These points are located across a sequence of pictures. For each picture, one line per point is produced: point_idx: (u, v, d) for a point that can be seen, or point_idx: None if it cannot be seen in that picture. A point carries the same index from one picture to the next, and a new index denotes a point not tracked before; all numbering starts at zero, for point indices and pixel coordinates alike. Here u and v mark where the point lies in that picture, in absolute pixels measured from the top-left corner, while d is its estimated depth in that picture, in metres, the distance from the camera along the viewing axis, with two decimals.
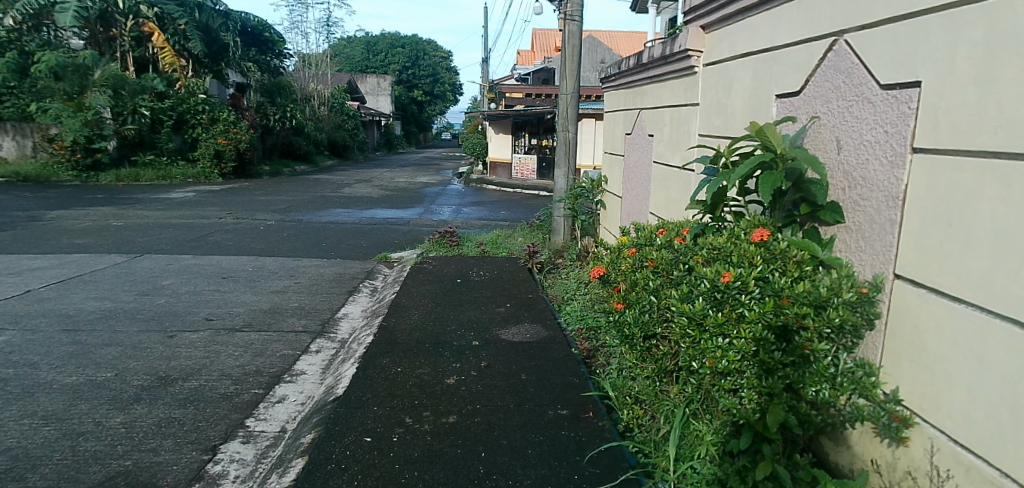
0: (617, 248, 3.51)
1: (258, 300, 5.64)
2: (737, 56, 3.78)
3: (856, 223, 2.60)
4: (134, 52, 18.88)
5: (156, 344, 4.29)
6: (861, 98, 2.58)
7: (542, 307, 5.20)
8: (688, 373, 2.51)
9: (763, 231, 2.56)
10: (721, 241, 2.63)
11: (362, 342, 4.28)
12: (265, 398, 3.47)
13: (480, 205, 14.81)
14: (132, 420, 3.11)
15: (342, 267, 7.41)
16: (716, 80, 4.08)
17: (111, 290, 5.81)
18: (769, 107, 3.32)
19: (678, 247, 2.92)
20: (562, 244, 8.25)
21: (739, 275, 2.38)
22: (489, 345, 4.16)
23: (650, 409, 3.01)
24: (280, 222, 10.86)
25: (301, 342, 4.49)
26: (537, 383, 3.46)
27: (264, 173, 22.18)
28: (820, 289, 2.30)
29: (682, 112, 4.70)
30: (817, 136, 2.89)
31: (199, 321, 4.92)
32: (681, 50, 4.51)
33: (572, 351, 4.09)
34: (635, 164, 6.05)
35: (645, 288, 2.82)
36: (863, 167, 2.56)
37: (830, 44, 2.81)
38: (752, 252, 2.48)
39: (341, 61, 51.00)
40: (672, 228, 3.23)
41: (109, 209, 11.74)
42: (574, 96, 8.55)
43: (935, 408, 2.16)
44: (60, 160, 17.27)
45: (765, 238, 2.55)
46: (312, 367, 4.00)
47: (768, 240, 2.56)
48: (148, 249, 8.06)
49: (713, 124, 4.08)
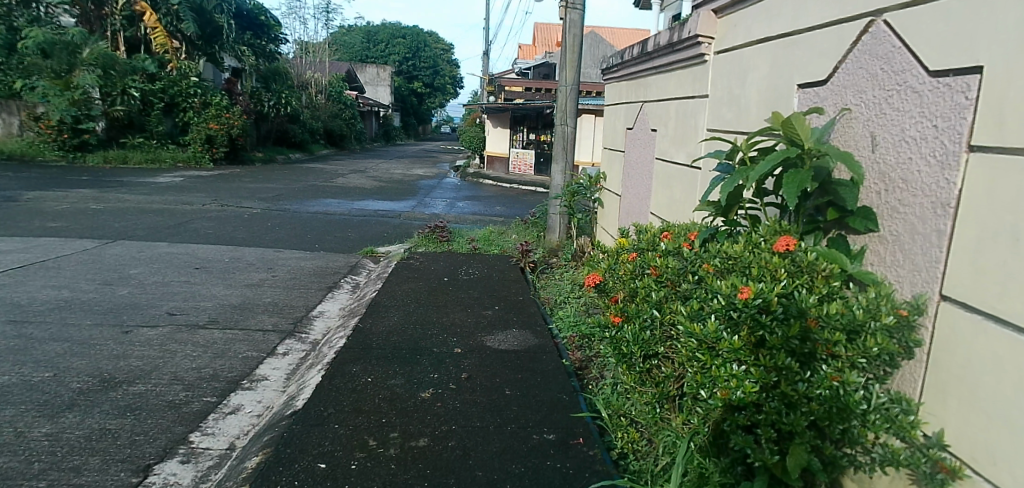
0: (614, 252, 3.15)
1: (229, 294, 5.26)
2: (755, 41, 3.40)
3: (892, 232, 2.24)
4: (126, 31, 18.48)
5: (107, 341, 3.93)
6: (903, 87, 2.22)
7: (533, 310, 4.86)
8: (694, 401, 2.15)
9: (789, 240, 2.17)
10: (738, 249, 2.24)
11: (334, 345, 3.92)
12: (216, 409, 3.10)
13: (475, 199, 14.44)
14: (59, 431, 2.77)
15: (325, 260, 7.04)
16: (729, 70, 3.72)
17: (73, 278, 5.44)
18: (791, 100, 2.95)
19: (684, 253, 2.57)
20: (557, 243, 7.92)
21: (761, 291, 1.99)
22: (472, 353, 3.80)
23: (648, 435, 2.67)
24: (266, 210, 10.48)
25: (267, 343, 4.11)
26: (522, 400, 3.09)
27: (257, 160, 21.77)
28: (855, 310, 1.94)
29: (689, 105, 4.32)
30: (847, 132, 2.53)
31: (161, 315, 4.55)
32: (690, 37, 4.14)
33: (564, 363, 3.77)
34: (636, 161, 5.70)
35: (647, 299, 2.48)
36: (904, 168, 2.20)
37: (866, 25, 2.44)
38: (775, 263, 2.09)
39: (340, 49, 50.41)
40: (678, 232, 2.87)
41: (90, 192, 11.34)
42: (574, 89, 8.16)
43: (991, 460, 1.79)
44: (46, 139, 16.83)
45: (791, 247, 2.15)
46: (276, 372, 3.63)
47: (795, 249, 2.16)
48: (122, 235, 7.69)
49: (724, 118, 3.72)
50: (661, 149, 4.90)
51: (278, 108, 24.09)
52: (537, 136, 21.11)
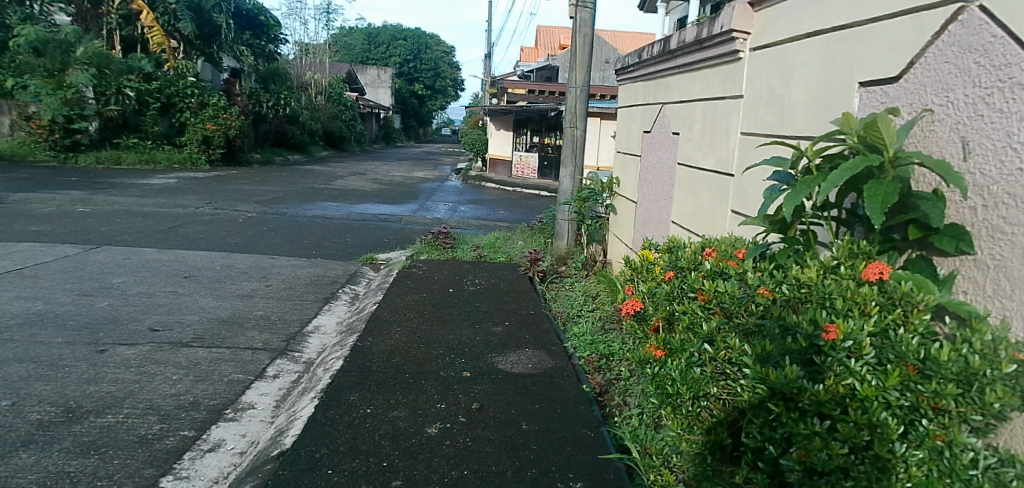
0: (650, 273, 2.80)
1: (217, 307, 4.90)
2: (802, 35, 3.04)
3: (994, 255, 1.88)
4: (122, 30, 18.29)
5: (78, 362, 3.56)
6: (1009, 83, 1.85)
7: (546, 327, 4.48)
8: (758, 459, 1.75)
9: (879, 267, 1.80)
10: (813, 274, 1.88)
11: (329, 368, 3.55)
12: (193, 445, 2.72)
13: (478, 203, 14.07)
14: (9, 475, 2.40)
15: (323, 268, 6.66)
16: (770, 67, 3.36)
17: (50, 288, 5.07)
18: (851, 99, 2.59)
19: (739, 275, 2.22)
20: (565, 250, 7.59)
21: (849, 331, 1.64)
22: (483, 377, 3.42)
23: (683, 474, 2.24)
24: (262, 214, 10.11)
25: (256, 364, 3.73)
26: (541, 437, 2.72)
27: (254, 161, 21.42)
28: (970, 355, 1.55)
29: (720, 107, 3.97)
30: (930, 137, 2.16)
31: (141, 332, 4.18)
32: (723, 31, 3.78)
33: (584, 388, 3.40)
34: (654, 166, 5.34)
35: (698, 333, 2.12)
36: (1011, 181, 1.84)
37: (953, 13, 2.08)
38: (864, 295, 1.73)
39: (340, 51, 50.05)
40: (723, 249, 2.53)
41: (80, 194, 10.96)
42: (585, 89, 7.80)
43: None
44: (37, 139, 16.44)
45: (885, 275, 1.78)
46: (264, 399, 3.26)
47: (887, 279, 1.79)
48: (109, 240, 7.32)
49: (763, 120, 3.35)
50: (685, 153, 4.55)
51: (277, 109, 23.75)
52: (540, 139, 20.73)
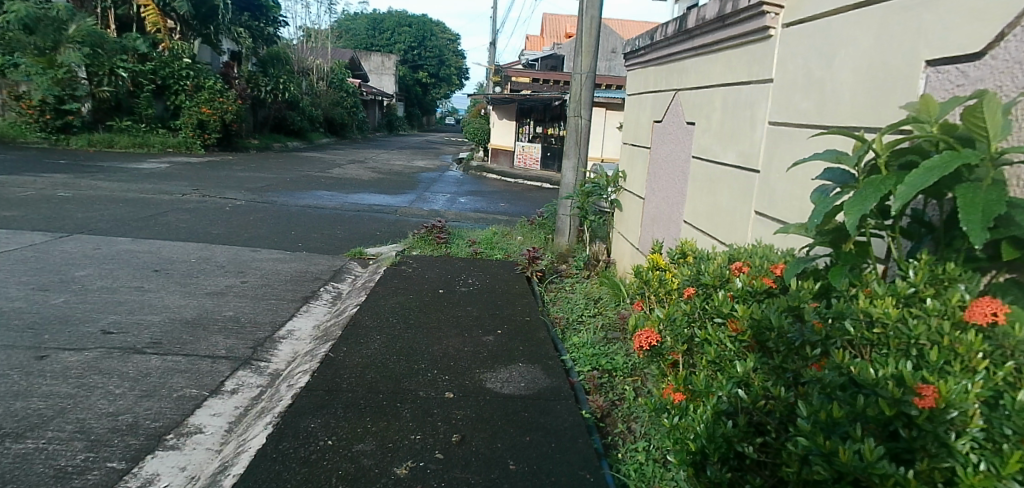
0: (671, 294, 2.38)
1: (183, 306, 4.46)
2: (848, 7, 2.60)
3: None
4: (117, 9, 17.79)
5: (9, 372, 3.14)
6: None
7: (542, 336, 4.07)
8: None
9: (992, 306, 1.32)
10: (891, 309, 1.43)
11: (294, 384, 3.12)
12: (120, 482, 2.31)
13: (477, 195, 13.62)
14: None
15: (307, 263, 6.23)
16: (806, 46, 2.91)
17: (4, 281, 4.65)
18: (915, 80, 2.15)
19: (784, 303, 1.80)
20: (566, 247, 7.18)
21: (952, 395, 1.18)
22: (468, 399, 3.00)
23: None
24: (251, 202, 9.68)
25: (213, 376, 3.30)
26: (530, 483, 2.29)
27: (251, 146, 20.96)
28: None
29: (744, 92, 3.52)
30: None
31: (92, 335, 3.74)
32: (751, 5, 3.34)
33: (583, 414, 2.97)
34: (665, 160, 4.89)
35: (732, 375, 1.68)
36: None
37: None
38: (969, 345, 1.27)
39: (344, 36, 49.45)
40: (757, 264, 2.09)
41: (63, 178, 10.52)
42: (591, 76, 7.32)
43: None
44: (29, 120, 15.98)
45: (1000, 319, 1.30)
46: (215, 421, 2.83)
47: (999, 323, 1.32)
48: (83, 228, 6.88)
49: (797, 108, 2.91)
50: (700, 145, 4.11)
51: (275, 94, 23.26)
52: (543, 129, 20.23)
